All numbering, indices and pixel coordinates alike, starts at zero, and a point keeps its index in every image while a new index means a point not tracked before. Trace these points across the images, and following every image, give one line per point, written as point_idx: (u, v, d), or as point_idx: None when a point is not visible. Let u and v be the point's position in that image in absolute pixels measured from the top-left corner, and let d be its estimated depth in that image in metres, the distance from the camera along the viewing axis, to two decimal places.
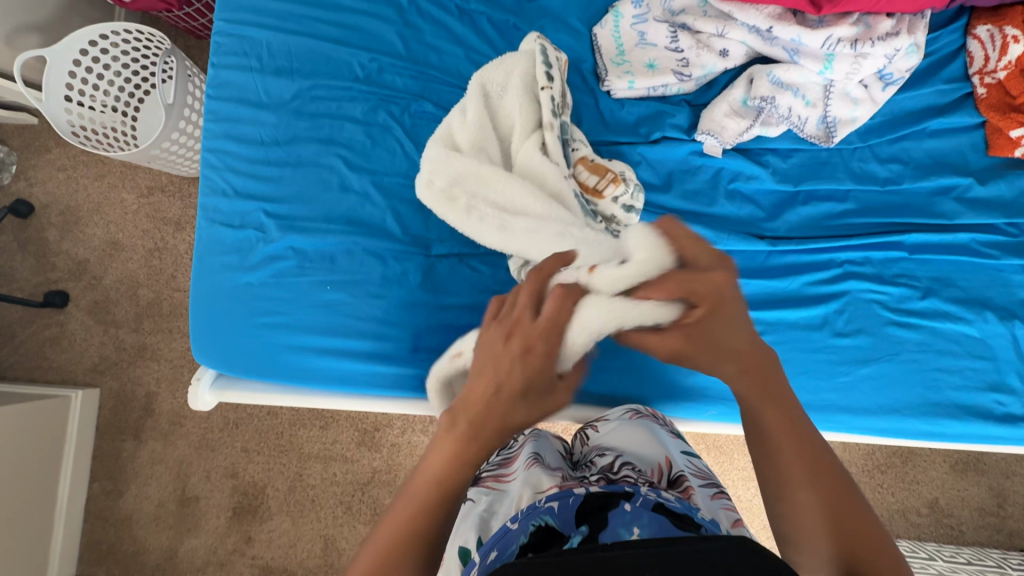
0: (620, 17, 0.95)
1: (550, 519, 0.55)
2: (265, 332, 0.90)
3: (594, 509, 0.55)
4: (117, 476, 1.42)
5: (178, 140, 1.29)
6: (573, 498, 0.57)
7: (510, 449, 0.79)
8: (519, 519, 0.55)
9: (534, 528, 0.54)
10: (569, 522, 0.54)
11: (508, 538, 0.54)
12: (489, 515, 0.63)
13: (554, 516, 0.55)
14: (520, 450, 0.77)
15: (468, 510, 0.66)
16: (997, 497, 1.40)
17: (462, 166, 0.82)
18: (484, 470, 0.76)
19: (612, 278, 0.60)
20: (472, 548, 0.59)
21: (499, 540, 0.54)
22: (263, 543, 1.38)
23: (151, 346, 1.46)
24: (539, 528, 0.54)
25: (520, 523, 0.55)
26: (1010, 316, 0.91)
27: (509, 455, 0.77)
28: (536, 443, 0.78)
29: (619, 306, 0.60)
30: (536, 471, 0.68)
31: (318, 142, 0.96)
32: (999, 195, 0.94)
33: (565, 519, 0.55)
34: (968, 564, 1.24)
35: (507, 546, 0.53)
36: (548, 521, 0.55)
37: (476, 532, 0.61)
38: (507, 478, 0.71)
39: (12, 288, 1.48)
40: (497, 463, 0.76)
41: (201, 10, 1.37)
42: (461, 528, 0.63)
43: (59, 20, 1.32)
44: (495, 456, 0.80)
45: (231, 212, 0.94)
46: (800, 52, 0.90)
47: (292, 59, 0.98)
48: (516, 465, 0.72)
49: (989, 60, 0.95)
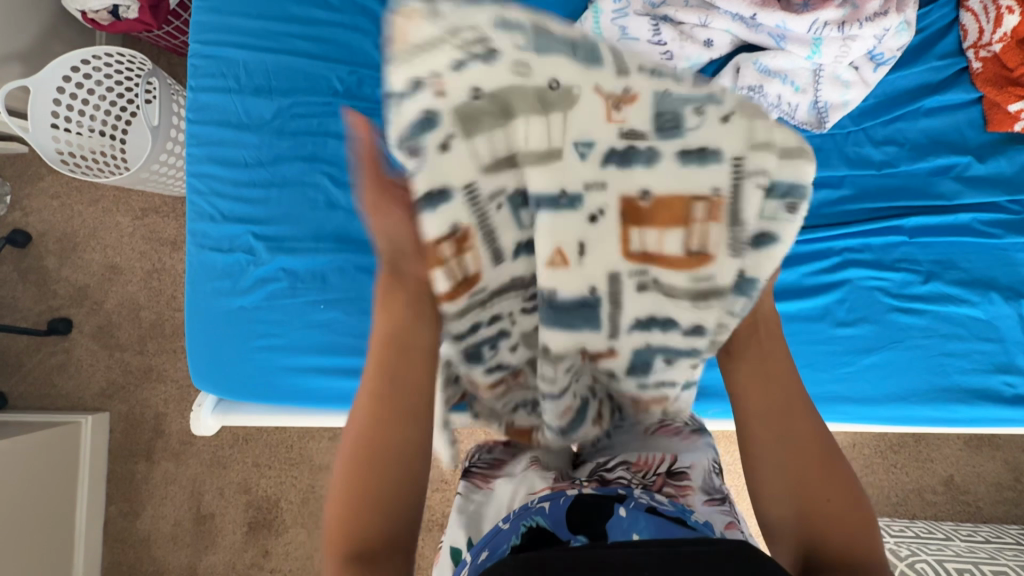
0: (600, 13, 0.93)
1: (541, 520, 0.54)
2: (261, 355, 0.90)
3: (587, 510, 0.54)
4: (133, 498, 1.43)
5: (166, 161, 1.27)
6: (563, 498, 0.56)
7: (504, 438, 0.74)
8: (510, 520, 0.55)
9: (524, 529, 0.53)
10: (561, 524, 0.53)
11: (499, 538, 0.53)
12: (479, 516, 0.62)
13: (545, 516, 0.54)
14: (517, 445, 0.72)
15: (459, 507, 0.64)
16: (1013, 472, 1.38)
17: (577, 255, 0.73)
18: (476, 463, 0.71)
19: None
20: (462, 548, 0.60)
21: (490, 541, 0.53)
22: (280, 556, 1.39)
23: (157, 367, 1.47)
24: (530, 529, 0.53)
25: (511, 524, 0.54)
26: (1015, 295, 0.89)
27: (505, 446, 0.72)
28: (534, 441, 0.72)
29: None
30: (531, 474, 0.65)
31: (302, 161, 0.95)
32: (998, 172, 0.92)
33: (556, 519, 0.53)
34: (986, 541, 1.21)
35: (497, 546, 0.53)
36: (538, 522, 0.53)
37: (466, 532, 0.61)
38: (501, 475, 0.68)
39: (16, 318, 1.49)
40: (489, 455, 0.72)
41: (180, 28, 1.35)
42: (449, 527, 0.63)
43: (41, 47, 1.31)
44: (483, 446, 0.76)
45: (220, 236, 0.93)
46: (786, 38, 0.88)
47: (270, 77, 0.97)
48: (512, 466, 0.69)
49: (984, 33, 0.92)
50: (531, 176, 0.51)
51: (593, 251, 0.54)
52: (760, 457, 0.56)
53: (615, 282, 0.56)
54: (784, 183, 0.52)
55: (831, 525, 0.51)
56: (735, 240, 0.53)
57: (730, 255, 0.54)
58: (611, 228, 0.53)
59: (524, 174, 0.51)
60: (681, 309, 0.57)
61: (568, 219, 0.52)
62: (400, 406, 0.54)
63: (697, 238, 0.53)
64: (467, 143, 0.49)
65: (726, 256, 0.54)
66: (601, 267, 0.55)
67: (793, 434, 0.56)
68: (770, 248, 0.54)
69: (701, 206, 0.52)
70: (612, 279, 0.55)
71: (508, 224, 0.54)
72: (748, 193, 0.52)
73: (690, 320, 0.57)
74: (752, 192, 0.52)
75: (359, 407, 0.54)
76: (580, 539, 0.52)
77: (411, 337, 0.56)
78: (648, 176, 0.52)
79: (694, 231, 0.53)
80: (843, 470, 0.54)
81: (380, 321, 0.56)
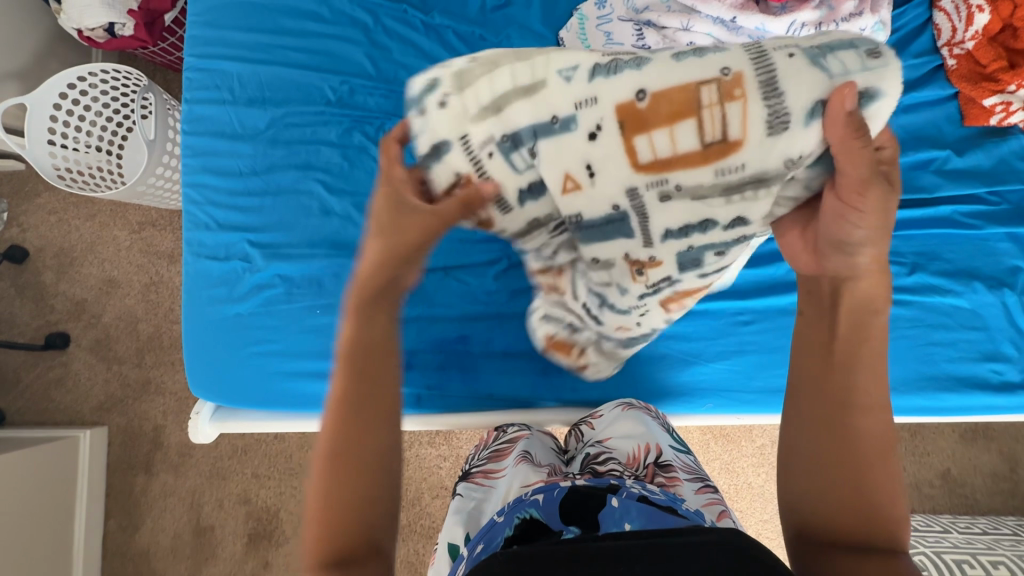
0: (585, 19, 0.99)
1: (536, 512, 0.54)
2: (257, 361, 0.91)
3: (580, 502, 0.54)
4: (132, 512, 1.43)
5: (162, 174, 1.29)
6: (557, 490, 0.56)
7: (498, 441, 0.77)
8: (505, 512, 0.55)
9: (518, 521, 0.53)
10: (554, 515, 0.53)
11: (494, 530, 0.54)
12: (478, 513, 0.64)
13: (540, 508, 0.54)
14: (512, 444, 0.74)
15: (457, 506, 0.65)
16: (1009, 462, 1.40)
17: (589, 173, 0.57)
18: (473, 465, 0.74)
19: (781, 150, 0.54)
20: (460, 544, 0.61)
21: (486, 533, 0.54)
22: (280, 567, 1.38)
23: (155, 380, 1.48)
24: (524, 521, 0.53)
25: (506, 516, 0.55)
26: (999, 285, 0.91)
27: (500, 448, 0.74)
28: (529, 440, 0.75)
29: (783, 142, 0.53)
30: (523, 468, 0.67)
31: (296, 169, 0.97)
32: (977, 165, 0.95)
33: (550, 511, 0.54)
34: (983, 533, 1.22)
35: (492, 539, 0.53)
36: (533, 514, 0.54)
37: (464, 528, 0.62)
38: (496, 473, 0.69)
39: (14, 334, 1.49)
40: (486, 458, 0.74)
41: (175, 44, 1.37)
42: (447, 524, 0.64)
43: (38, 65, 1.34)
44: (480, 448, 0.78)
45: (217, 245, 0.95)
46: (765, 39, 0.90)
47: (264, 89, 0.99)
48: (506, 461, 0.70)
49: (956, 31, 0.95)
50: (518, 112, 0.56)
51: (602, 171, 0.57)
52: (793, 437, 0.58)
53: (634, 196, 0.58)
54: (842, 44, 0.53)
55: (842, 513, 0.52)
56: (772, 116, 0.52)
57: (760, 146, 0.54)
58: (613, 144, 0.55)
59: (509, 119, 0.57)
60: (715, 208, 0.58)
61: (564, 143, 0.56)
62: (374, 407, 0.57)
63: (716, 126, 0.53)
64: (463, 99, 0.58)
65: (761, 137, 0.53)
66: (616, 185, 0.57)
67: (843, 433, 0.54)
68: (874, 105, 0.52)
69: (710, 90, 0.53)
70: (632, 194, 0.58)
71: (505, 170, 0.59)
72: (785, 65, 0.52)
73: (729, 216, 0.59)
74: (791, 66, 0.52)
75: (329, 411, 0.57)
76: (572, 530, 0.52)
77: (386, 340, 0.60)
78: (627, 84, 0.54)
79: (707, 119, 0.53)
80: (886, 479, 0.52)
81: (352, 329, 0.60)
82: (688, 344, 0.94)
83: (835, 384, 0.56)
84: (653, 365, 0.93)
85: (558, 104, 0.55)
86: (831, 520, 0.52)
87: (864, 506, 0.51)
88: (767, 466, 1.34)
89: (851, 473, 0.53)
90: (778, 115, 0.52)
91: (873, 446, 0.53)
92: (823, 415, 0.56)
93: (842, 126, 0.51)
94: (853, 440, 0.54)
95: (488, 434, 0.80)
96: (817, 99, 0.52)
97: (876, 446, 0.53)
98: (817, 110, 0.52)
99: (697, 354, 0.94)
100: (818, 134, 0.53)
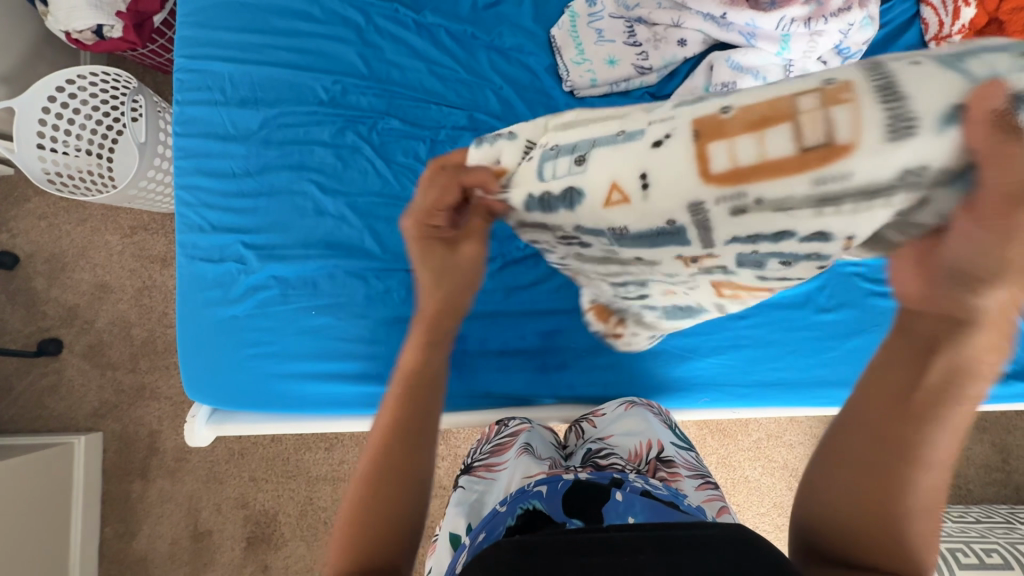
0: (576, 16, 0.98)
1: (539, 502, 0.54)
2: (253, 363, 0.91)
3: (583, 495, 0.55)
4: (129, 518, 1.42)
5: (154, 178, 1.28)
6: (561, 482, 0.56)
7: (499, 435, 0.77)
8: (508, 502, 0.55)
9: (522, 511, 0.53)
10: (558, 508, 0.54)
11: (496, 520, 0.54)
12: (480, 505, 0.64)
13: (543, 499, 0.55)
14: (513, 438, 0.74)
15: (460, 497, 0.66)
16: (1001, 453, 1.41)
17: (661, 190, 0.49)
18: (475, 458, 0.74)
19: (884, 157, 0.42)
20: (461, 533, 0.61)
21: (487, 522, 0.53)
22: (280, 570, 1.38)
23: (150, 385, 1.47)
24: (528, 511, 0.53)
25: (509, 506, 0.54)
26: None
27: (501, 442, 0.75)
28: (530, 433, 0.75)
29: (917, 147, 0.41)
30: (526, 460, 0.67)
31: (289, 169, 0.96)
32: None
33: (553, 501, 0.54)
34: (976, 522, 1.23)
35: (494, 528, 0.53)
36: (536, 505, 0.54)
37: (466, 518, 0.62)
38: (498, 466, 0.69)
39: (5, 340, 1.48)
40: (488, 451, 0.74)
41: (164, 46, 1.36)
42: (448, 515, 0.64)
43: (25, 68, 1.32)
44: (482, 443, 0.78)
45: (210, 247, 0.94)
46: (755, 35, 0.91)
47: (256, 89, 0.99)
48: (507, 454, 0.71)
49: (943, 25, 0.97)
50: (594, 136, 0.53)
51: (658, 186, 0.49)
52: (836, 454, 0.52)
53: (698, 212, 0.49)
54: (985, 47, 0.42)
55: (854, 539, 0.49)
56: (895, 119, 0.41)
57: (876, 154, 0.42)
58: (681, 152, 0.47)
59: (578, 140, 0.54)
60: (800, 221, 0.48)
61: (629, 155, 0.50)
62: (410, 432, 0.60)
63: (817, 129, 0.42)
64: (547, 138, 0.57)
65: (878, 143, 0.41)
66: (678, 200, 0.49)
67: (897, 476, 0.48)
68: None
69: (809, 98, 0.43)
70: (698, 209, 0.49)
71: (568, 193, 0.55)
72: (909, 71, 0.41)
73: (809, 229, 0.49)
74: (921, 70, 0.41)
75: (375, 429, 0.61)
76: (575, 522, 0.52)
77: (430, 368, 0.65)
78: (714, 101, 0.47)
79: (805, 122, 0.42)
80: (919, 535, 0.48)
81: (410, 354, 0.65)
82: (682, 340, 0.94)
83: (910, 430, 0.48)
84: (650, 360, 0.93)
85: (630, 118, 0.52)
86: (840, 540, 0.50)
87: (890, 544, 0.48)
88: (763, 460, 1.35)
89: (892, 513, 0.48)
90: (902, 119, 0.41)
91: (926, 500, 0.48)
92: (887, 451, 0.48)
93: (984, 128, 0.40)
94: (909, 485, 0.48)
95: (490, 429, 0.80)
96: (955, 101, 0.40)
97: (929, 496, 0.48)
98: (960, 115, 0.40)
99: (693, 349, 0.94)
100: (954, 146, 0.41)
